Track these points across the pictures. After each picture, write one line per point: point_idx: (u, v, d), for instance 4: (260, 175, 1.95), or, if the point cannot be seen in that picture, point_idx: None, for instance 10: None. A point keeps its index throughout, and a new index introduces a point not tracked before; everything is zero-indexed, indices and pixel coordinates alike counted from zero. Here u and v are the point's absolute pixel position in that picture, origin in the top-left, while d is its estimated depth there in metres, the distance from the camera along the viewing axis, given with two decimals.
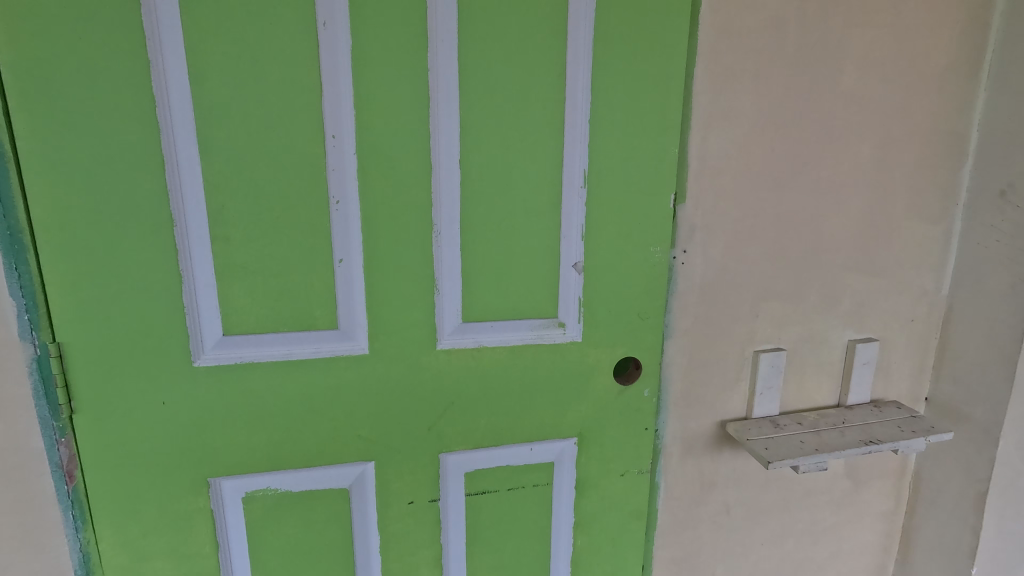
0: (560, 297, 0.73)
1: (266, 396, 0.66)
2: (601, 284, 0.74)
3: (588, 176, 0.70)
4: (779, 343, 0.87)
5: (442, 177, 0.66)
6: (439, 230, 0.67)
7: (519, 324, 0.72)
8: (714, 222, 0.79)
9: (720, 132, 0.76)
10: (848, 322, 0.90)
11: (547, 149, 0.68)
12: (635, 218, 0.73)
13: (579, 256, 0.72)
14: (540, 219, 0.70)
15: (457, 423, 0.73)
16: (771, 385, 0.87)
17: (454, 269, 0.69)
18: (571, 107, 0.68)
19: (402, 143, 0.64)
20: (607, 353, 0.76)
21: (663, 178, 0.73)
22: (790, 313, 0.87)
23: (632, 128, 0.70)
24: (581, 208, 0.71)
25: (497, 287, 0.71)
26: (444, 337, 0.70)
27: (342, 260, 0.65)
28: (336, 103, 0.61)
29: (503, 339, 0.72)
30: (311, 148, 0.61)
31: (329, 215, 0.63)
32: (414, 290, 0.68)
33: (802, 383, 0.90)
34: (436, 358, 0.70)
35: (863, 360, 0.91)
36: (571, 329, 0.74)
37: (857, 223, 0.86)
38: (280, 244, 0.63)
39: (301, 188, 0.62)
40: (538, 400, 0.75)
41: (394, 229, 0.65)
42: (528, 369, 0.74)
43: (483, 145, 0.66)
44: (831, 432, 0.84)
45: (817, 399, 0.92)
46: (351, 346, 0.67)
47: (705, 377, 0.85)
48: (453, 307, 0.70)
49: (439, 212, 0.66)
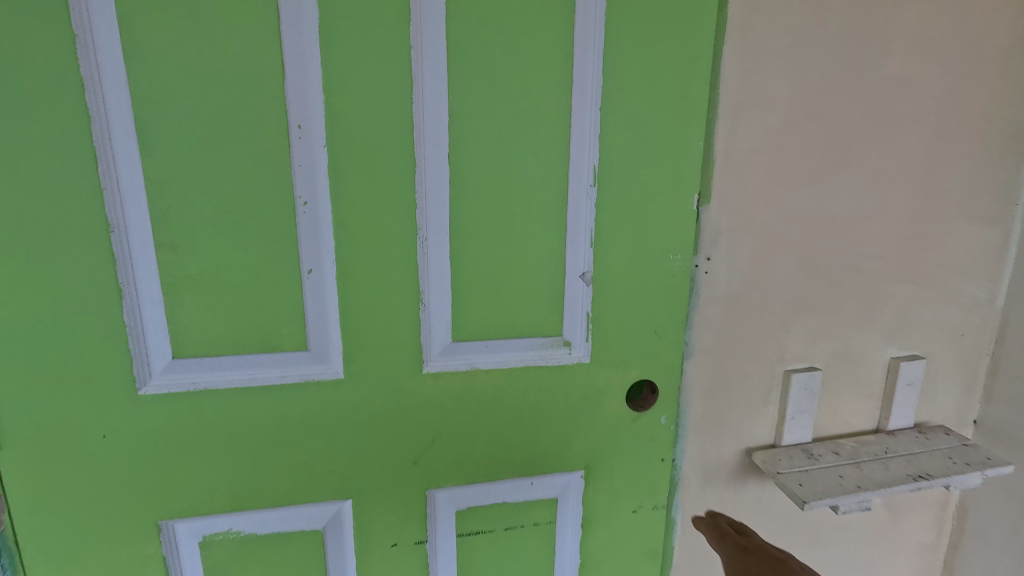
0: (565, 312, 0.64)
1: (225, 427, 0.57)
2: (612, 297, 0.64)
3: (597, 172, 0.60)
4: (813, 361, 0.77)
5: (428, 174, 0.56)
6: (425, 235, 0.58)
7: (518, 343, 0.63)
8: (743, 225, 0.69)
9: (751, 122, 0.66)
10: (891, 337, 0.80)
11: (550, 141, 0.59)
12: (652, 220, 0.63)
13: (587, 264, 0.63)
14: (542, 222, 0.61)
15: (447, 455, 0.64)
16: (803, 409, 0.77)
17: (443, 281, 0.59)
18: (578, 93, 0.58)
19: (380, 136, 0.54)
20: (618, 374, 0.67)
21: (685, 176, 0.63)
22: (826, 328, 0.76)
23: (648, 116, 0.60)
24: (591, 209, 0.61)
25: (492, 301, 0.61)
26: (431, 359, 0.61)
27: (310, 271, 0.56)
28: (302, 87, 0.52)
29: (499, 360, 0.63)
30: (272, 141, 0.52)
31: (296, 220, 0.54)
32: (396, 305, 0.59)
33: (838, 405, 0.80)
34: (422, 382, 0.61)
35: (908, 380, 0.80)
36: (577, 348, 0.65)
37: (902, 226, 0.76)
38: (236, 252, 0.53)
39: (262, 188, 0.53)
40: (540, 429, 0.66)
41: (371, 234, 0.56)
42: (528, 394, 0.65)
43: (476, 136, 0.57)
44: (873, 464, 0.74)
45: (855, 423, 0.81)
46: (324, 369, 0.58)
47: (728, 400, 0.75)
48: (441, 324, 0.60)
49: (424, 215, 0.57)
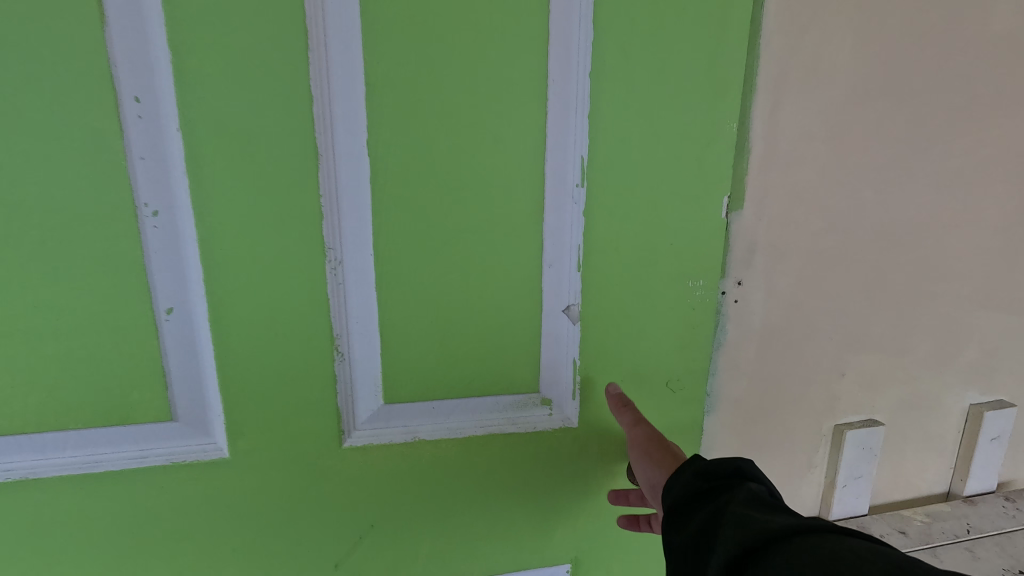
0: (543, 359, 0.47)
1: (57, 525, 0.41)
2: (608, 339, 0.47)
3: (586, 166, 0.43)
4: (871, 413, 0.59)
5: (337, 170, 0.39)
6: (337, 258, 0.40)
7: (478, 404, 0.46)
8: (787, 238, 0.51)
9: (805, 96, 0.47)
10: (970, 380, 0.62)
11: (518, 123, 0.41)
12: (663, 233, 0.46)
13: (574, 295, 0.45)
14: (508, 238, 0.43)
15: (383, 554, 0.47)
16: (859, 475, 0.59)
17: (367, 323, 0.42)
18: (557, 52, 0.40)
19: (261, 115, 0.37)
20: (616, 439, 0.50)
21: (711, 172, 0.45)
22: (889, 370, 0.59)
23: (660, 86, 0.42)
24: (578, 220, 0.44)
25: (438, 349, 0.44)
26: (356, 428, 0.44)
27: (170, 311, 0.39)
28: (136, 40, 0.34)
29: (452, 428, 0.46)
30: (93, 122, 0.35)
31: (142, 239, 0.38)
32: (300, 356, 0.42)
33: (901, 467, 0.62)
34: (343, 460, 0.44)
35: (993, 435, 0.62)
36: (561, 408, 0.48)
37: (997, 237, 0.57)
38: (54, 285, 0.37)
39: (83, 191, 0.36)
40: (512, 513, 0.49)
41: (257, 258, 0.39)
42: (493, 470, 0.48)
43: (407, 116, 0.39)
44: (955, 554, 0.57)
45: (921, 488, 0.64)
46: (200, 444, 0.42)
47: (761, 466, 0.57)
48: (368, 380, 0.43)
49: (336, 232, 0.40)
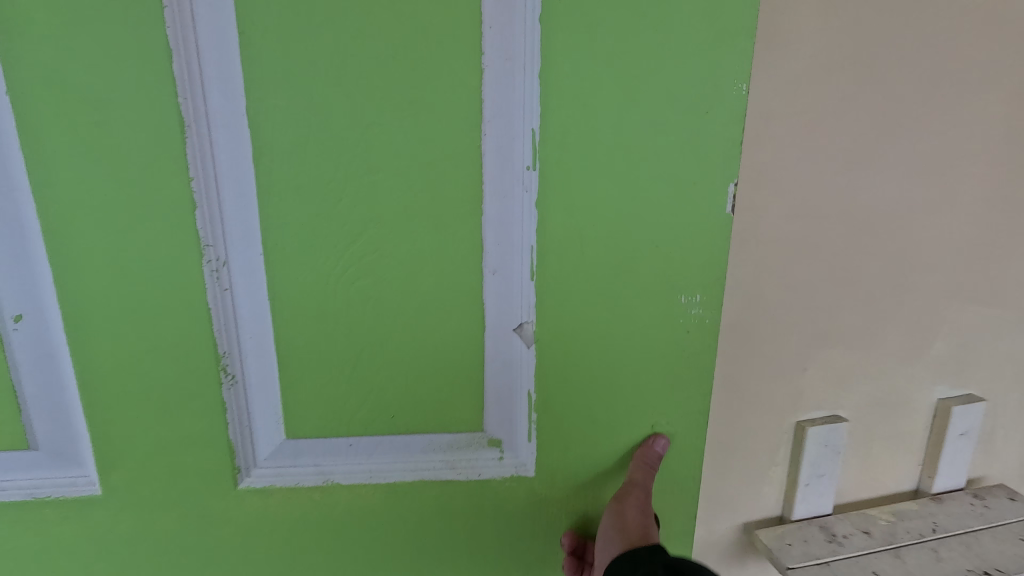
0: (488, 388, 0.44)
1: None
2: (556, 359, 0.44)
3: (539, 150, 0.39)
4: (835, 410, 0.56)
5: (214, 179, 0.37)
6: (228, 267, 0.39)
7: (409, 440, 0.44)
8: (742, 227, 0.46)
9: (761, 66, 0.42)
10: (942, 374, 0.58)
11: (439, 114, 0.38)
12: (621, 233, 0.42)
13: (527, 305, 0.42)
14: (437, 241, 0.40)
15: None
16: (822, 473, 0.56)
17: (260, 339, 0.41)
18: (487, 42, 0.37)
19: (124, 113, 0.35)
20: (574, 473, 0.47)
21: (694, 162, 0.41)
22: (855, 365, 0.55)
23: (601, 65, 0.38)
24: (524, 221, 0.40)
25: (348, 367, 0.42)
26: (258, 463, 0.44)
27: (19, 330, 0.38)
28: None
29: (372, 463, 0.44)
30: None
31: None
32: (195, 379, 0.41)
33: (867, 465, 0.59)
34: (240, 499, 0.44)
35: (963, 431, 0.59)
36: (514, 454, 0.46)
37: (972, 222, 0.53)
38: None
39: None
40: (441, 547, 0.48)
41: (120, 276, 0.38)
42: (421, 499, 0.46)
43: (306, 111, 0.36)
44: (919, 553, 0.54)
45: (888, 486, 0.61)
46: (69, 473, 0.42)
47: (718, 467, 0.54)
48: (266, 401, 0.42)
49: (224, 240, 0.38)
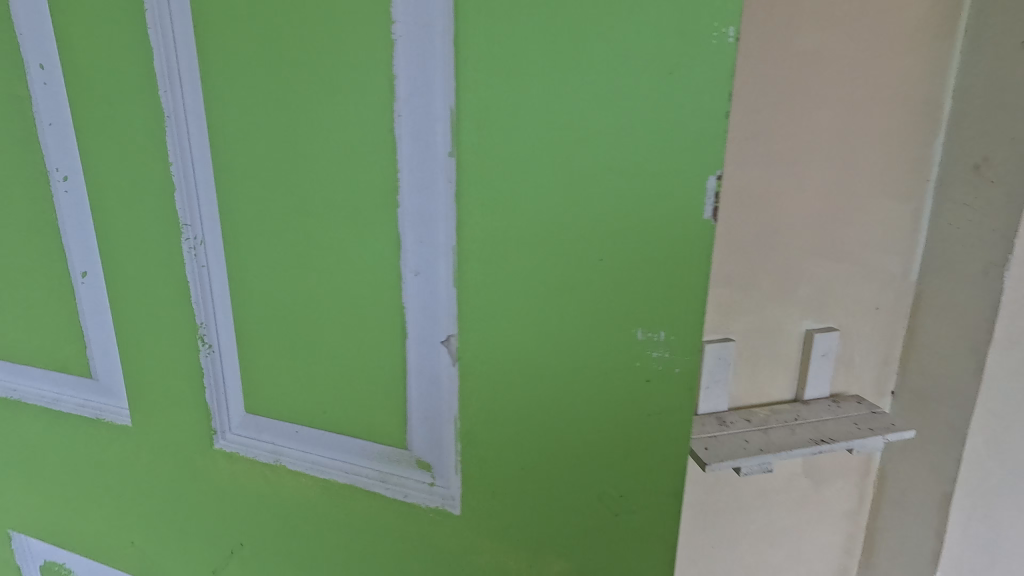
0: (417, 404, 0.45)
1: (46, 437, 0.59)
2: (492, 376, 0.41)
3: (451, 135, 0.37)
4: (727, 333, 0.80)
5: (180, 173, 0.45)
6: (193, 243, 0.47)
7: (347, 443, 0.48)
8: None
9: None
10: (806, 310, 0.82)
11: (358, 109, 0.39)
12: (557, 243, 0.37)
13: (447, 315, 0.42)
14: (355, 236, 0.42)
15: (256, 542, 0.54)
16: (718, 378, 0.79)
17: (223, 310, 0.48)
18: (404, 24, 0.37)
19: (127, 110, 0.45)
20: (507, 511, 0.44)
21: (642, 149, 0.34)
22: (740, 300, 0.79)
23: (539, 33, 0.34)
24: (448, 227, 0.40)
25: (289, 350, 0.47)
26: (229, 430, 0.52)
27: (84, 275, 0.52)
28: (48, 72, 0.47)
29: (318, 454, 0.50)
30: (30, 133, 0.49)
31: (57, 201, 0.50)
32: (181, 343, 0.50)
33: (754, 375, 0.83)
34: (216, 458, 0.53)
35: (822, 351, 0.83)
36: (444, 484, 0.46)
37: (817, 201, 0.78)
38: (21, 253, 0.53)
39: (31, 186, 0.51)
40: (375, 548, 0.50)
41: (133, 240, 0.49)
42: (355, 499, 0.49)
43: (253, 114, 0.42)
44: (780, 430, 0.77)
45: (771, 393, 0.84)
46: (113, 403, 0.56)
47: None
48: (231, 369, 0.50)
49: (192, 212, 0.46)
